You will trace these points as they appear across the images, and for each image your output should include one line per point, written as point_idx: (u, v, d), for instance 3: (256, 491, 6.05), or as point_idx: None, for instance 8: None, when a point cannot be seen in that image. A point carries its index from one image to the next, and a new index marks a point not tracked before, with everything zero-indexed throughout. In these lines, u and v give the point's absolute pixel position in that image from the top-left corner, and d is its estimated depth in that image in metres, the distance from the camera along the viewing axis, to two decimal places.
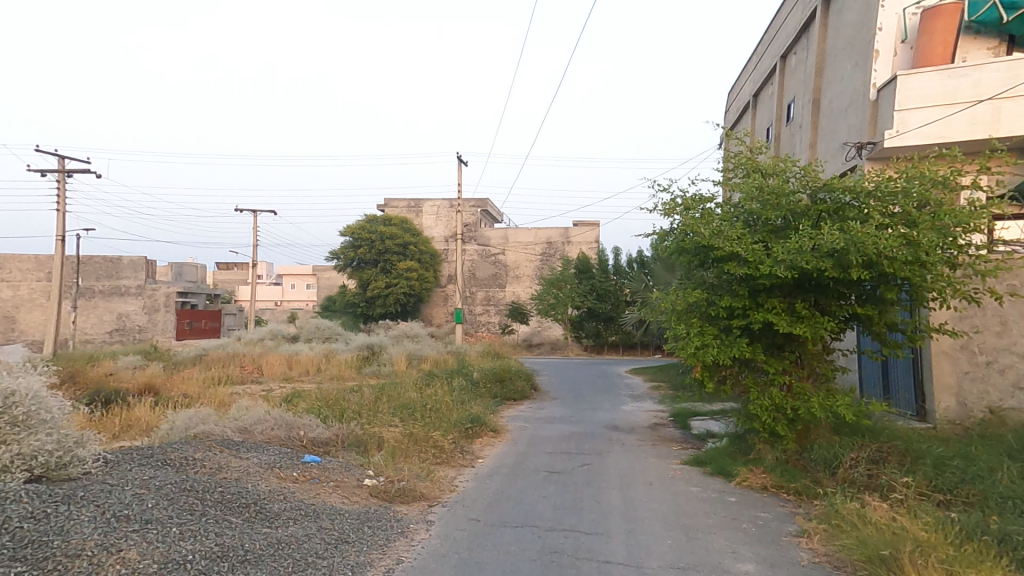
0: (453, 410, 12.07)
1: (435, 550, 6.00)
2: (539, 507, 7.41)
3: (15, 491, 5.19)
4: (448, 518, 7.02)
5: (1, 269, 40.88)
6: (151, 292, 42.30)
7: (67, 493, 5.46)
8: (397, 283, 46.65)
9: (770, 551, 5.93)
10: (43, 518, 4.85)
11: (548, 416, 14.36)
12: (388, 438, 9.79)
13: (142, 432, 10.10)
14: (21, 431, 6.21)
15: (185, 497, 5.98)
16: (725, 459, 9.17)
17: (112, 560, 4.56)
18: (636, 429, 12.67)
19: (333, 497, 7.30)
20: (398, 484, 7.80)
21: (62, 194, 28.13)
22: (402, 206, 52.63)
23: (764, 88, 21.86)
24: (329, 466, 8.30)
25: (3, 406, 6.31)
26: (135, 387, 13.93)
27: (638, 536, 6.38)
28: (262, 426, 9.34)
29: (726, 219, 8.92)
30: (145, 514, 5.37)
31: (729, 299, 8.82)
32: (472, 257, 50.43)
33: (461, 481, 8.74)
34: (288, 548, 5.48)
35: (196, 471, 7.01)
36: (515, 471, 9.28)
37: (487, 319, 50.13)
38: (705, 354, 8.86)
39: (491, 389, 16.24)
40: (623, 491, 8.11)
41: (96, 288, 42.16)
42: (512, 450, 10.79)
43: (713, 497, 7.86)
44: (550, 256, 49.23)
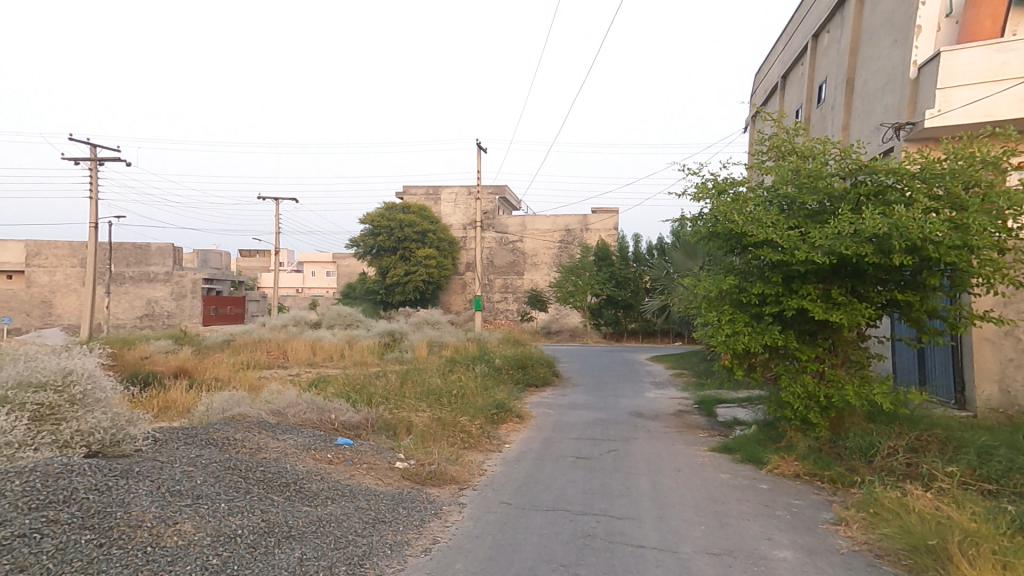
0: (478, 397, 12.20)
1: (470, 531, 6.11)
2: (569, 492, 7.48)
3: (79, 465, 5.40)
4: (480, 501, 7.13)
5: (37, 255, 41.94)
6: (178, 279, 43.35)
7: (124, 468, 5.67)
8: (416, 270, 46.86)
9: (808, 539, 5.91)
10: (105, 490, 5.04)
11: (571, 402, 14.46)
12: (417, 423, 9.95)
13: (180, 413, 10.40)
14: (79, 408, 6.53)
15: (230, 475, 6.18)
16: (754, 446, 9.14)
17: (170, 532, 4.76)
18: (660, 416, 12.68)
19: (368, 478, 7.47)
20: (430, 468, 7.95)
21: (95, 182, 28.69)
22: (421, 193, 53.24)
23: (793, 69, 21.42)
24: (362, 450, 8.46)
25: (62, 383, 6.64)
26: (169, 370, 14.32)
27: (671, 522, 6.41)
28: (295, 409, 9.56)
29: (759, 204, 8.83)
30: (196, 490, 5.56)
31: (761, 286, 8.74)
32: (491, 245, 50.49)
33: (490, 465, 8.88)
34: (329, 526, 5.63)
35: (238, 450, 7.24)
36: (543, 456, 9.36)
37: (506, 307, 50.18)
38: (736, 341, 8.81)
39: (513, 375, 16.37)
40: (653, 477, 8.14)
41: (126, 274, 43.10)
42: (538, 435, 10.88)
43: (744, 484, 7.84)
44: (569, 243, 49.14)
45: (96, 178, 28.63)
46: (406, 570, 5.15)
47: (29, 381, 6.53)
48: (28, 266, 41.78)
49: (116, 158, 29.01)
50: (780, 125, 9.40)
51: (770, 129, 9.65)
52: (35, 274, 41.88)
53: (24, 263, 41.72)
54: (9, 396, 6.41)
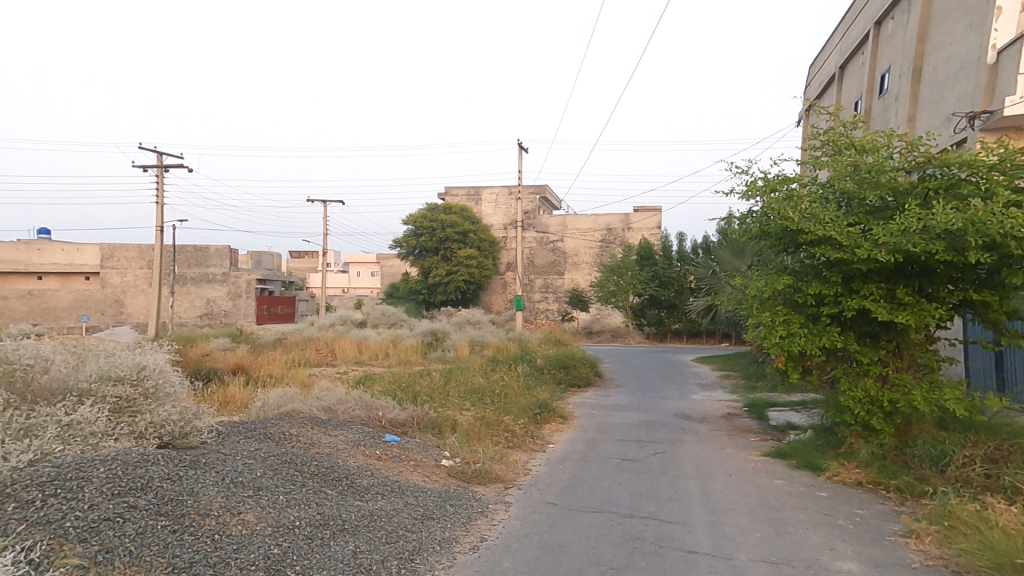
0: (521, 396, 12.22)
1: (517, 531, 6.12)
2: (616, 493, 7.39)
3: (153, 454, 5.74)
4: (526, 501, 7.14)
5: (110, 257, 44.76)
6: (234, 279, 45.39)
7: (192, 459, 5.97)
8: (458, 270, 47.36)
9: (874, 551, 5.63)
10: (177, 479, 5.33)
11: (615, 403, 14.29)
12: (461, 421, 10.06)
13: (238, 408, 10.88)
14: (152, 402, 6.98)
15: (287, 468, 6.42)
16: (811, 451, 8.79)
17: (235, 521, 4.99)
18: (708, 419, 12.37)
19: (415, 475, 7.59)
20: (475, 466, 8.02)
21: (161, 188, 30.33)
22: (462, 194, 53.88)
23: (852, 58, 20.50)
24: (408, 447, 8.61)
25: (137, 377, 7.08)
26: (227, 367, 14.99)
27: (723, 527, 6.23)
28: (344, 406, 9.82)
29: (815, 200, 8.49)
30: (257, 482, 5.81)
31: (818, 286, 8.40)
32: (531, 244, 50.53)
33: (535, 465, 8.86)
34: (380, 521, 5.76)
35: (293, 445, 7.51)
36: (587, 457, 9.29)
37: (546, 307, 50.05)
38: (791, 343, 8.49)
39: (556, 375, 16.32)
40: (703, 481, 7.95)
41: (189, 275, 45.30)
42: (582, 436, 10.80)
43: (801, 491, 7.54)
44: (610, 243, 48.64)
45: (162, 184, 30.17)
46: (456, 566, 5.21)
47: (108, 375, 6.97)
48: (103, 267, 44.64)
49: (180, 165, 30.57)
50: (836, 118, 9.01)
51: (825, 122, 9.27)
52: (108, 275, 44.59)
53: (99, 264, 44.56)
54: (90, 388, 6.80)
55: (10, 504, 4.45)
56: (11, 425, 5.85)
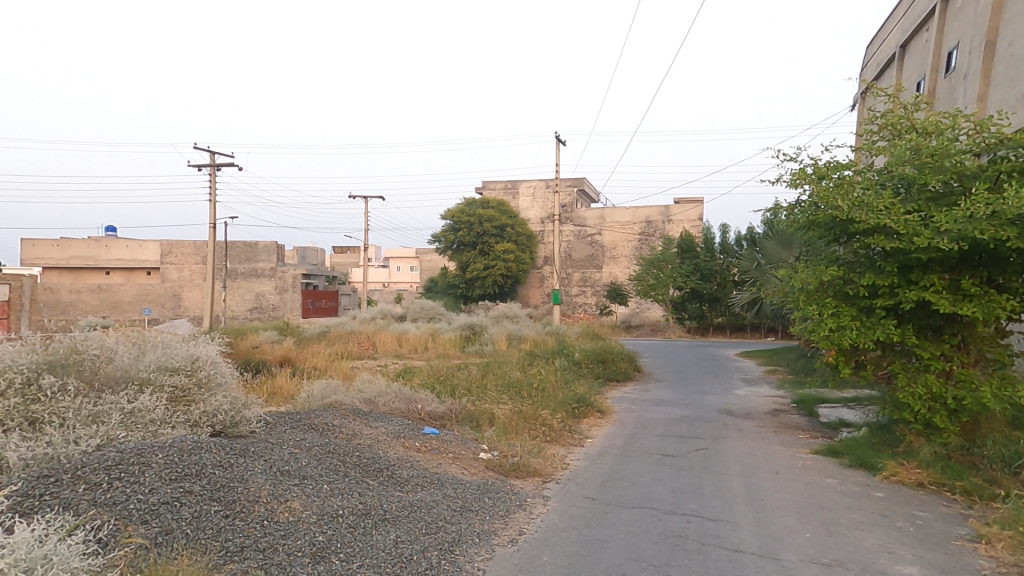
0: (559, 390, 12.15)
1: (555, 525, 6.08)
2: (657, 489, 7.25)
3: (206, 442, 5.97)
4: (564, 495, 7.08)
5: (168, 254, 47.08)
6: (281, 274, 47.00)
7: (242, 447, 6.19)
8: (495, 265, 47.52)
9: (939, 556, 5.32)
10: (228, 467, 5.52)
11: (655, 398, 14.05)
12: (499, 415, 10.10)
13: (285, 398, 11.25)
14: (205, 391, 7.29)
15: (331, 458, 6.58)
16: (866, 450, 8.39)
17: (282, 508, 5.14)
18: (753, 415, 12.00)
19: (453, 467, 7.65)
20: (513, 460, 8.02)
21: (213, 186, 31.63)
22: (499, 188, 54.06)
23: (915, 37, 19.37)
24: (447, 439, 8.68)
25: (191, 368, 7.39)
26: (275, 359, 15.53)
27: (771, 527, 6.01)
28: (384, 398, 9.99)
29: (869, 187, 8.07)
30: (302, 471, 5.97)
31: (871, 277, 7.98)
32: (569, 238, 50.25)
33: (573, 459, 8.79)
34: (420, 512, 5.82)
35: (336, 435, 7.69)
36: (627, 452, 9.15)
37: (584, 301, 49.64)
38: (842, 337, 8.09)
39: (594, 369, 16.18)
40: (748, 478, 7.71)
41: (239, 270, 47.14)
42: (621, 431, 10.65)
43: (855, 491, 7.20)
44: (650, 235, 47.79)
45: (214, 183, 31.51)
46: (495, 559, 5.21)
47: (164, 365, 7.28)
48: (162, 263, 47.00)
49: (231, 163, 31.83)
50: (895, 100, 8.52)
51: (882, 105, 8.79)
52: (167, 271, 46.90)
53: (159, 260, 46.94)
54: (149, 377, 7.13)
55: (78, 485, 4.71)
56: (79, 411, 6.20)
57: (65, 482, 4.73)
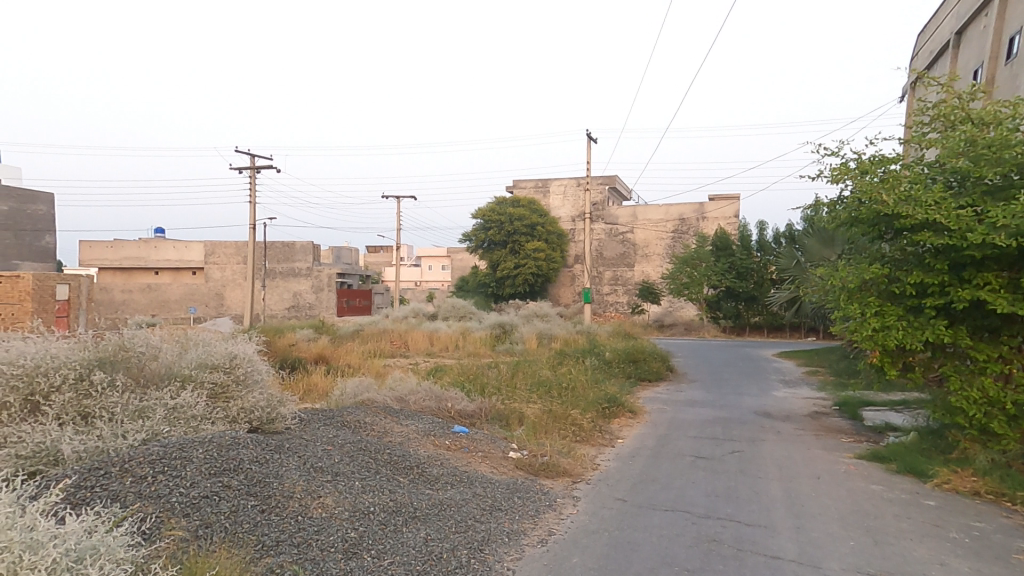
0: (590, 390, 12.05)
1: (586, 526, 6.02)
2: (690, 492, 7.11)
3: (244, 437, 6.15)
4: (594, 496, 7.01)
5: (210, 254, 48.76)
6: (317, 273, 48.13)
7: (278, 443, 6.35)
8: (525, 263, 47.49)
9: (995, 570, 5.04)
10: (264, 462, 5.68)
11: (688, 398, 13.79)
12: (528, 414, 10.09)
13: (319, 395, 11.51)
14: (242, 388, 7.53)
15: (362, 456, 6.68)
16: (915, 456, 8.05)
17: (315, 504, 5.25)
18: (792, 417, 11.64)
19: (483, 466, 7.68)
20: (543, 459, 7.99)
21: (253, 188, 32.58)
22: (530, 186, 54.03)
23: (972, 22, 18.39)
24: (477, 438, 8.71)
25: (230, 365, 7.63)
26: (310, 356, 15.91)
27: (811, 534, 5.81)
28: (415, 396, 10.10)
29: (917, 182, 7.72)
30: (334, 468, 6.08)
31: (919, 276, 7.63)
32: (600, 236, 49.85)
33: (603, 459, 8.70)
34: (450, 510, 5.85)
35: (368, 433, 7.81)
36: (659, 454, 9.01)
37: (616, 300, 49.11)
38: (887, 338, 7.75)
39: (625, 369, 15.98)
40: (786, 483, 7.47)
41: (277, 269, 48.45)
42: (653, 431, 10.49)
43: (903, 499, 6.90)
44: (683, 233, 46.95)
45: (254, 185, 32.47)
46: (525, 559, 5.20)
47: (205, 362, 7.55)
48: (206, 263, 48.73)
49: (269, 166, 32.75)
50: (947, 90, 8.13)
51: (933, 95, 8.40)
52: (210, 270, 48.66)
53: (203, 261, 48.69)
54: (190, 374, 7.39)
55: (125, 478, 4.92)
56: (126, 406, 6.48)
57: (114, 474, 4.94)
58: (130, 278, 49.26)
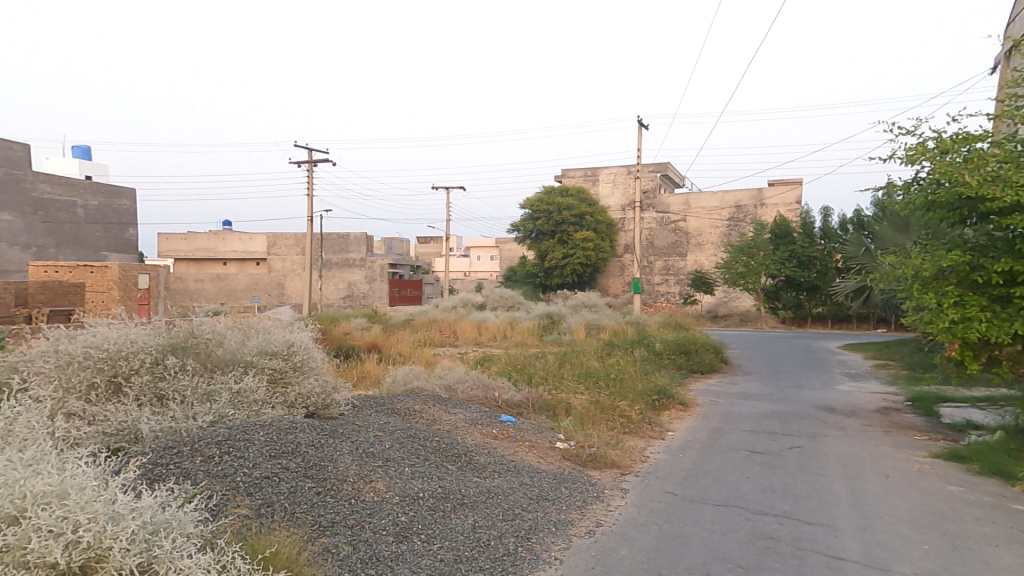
0: (639, 381, 11.86)
1: (635, 518, 5.93)
2: (744, 487, 6.88)
3: (301, 422, 6.42)
4: (643, 488, 6.90)
5: (271, 246, 51.09)
6: (370, 264, 49.56)
7: (332, 429, 6.59)
8: (574, 253, 47.10)
9: None
10: (320, 446, 5.91)
11: (743, 391, 13.33)
12: (575, 405, 10.05)
13: (372, 382, 11.88)
14: (300, 374, 7.86)
15: (412, 442, 6.84)
16: (1001, 457, 7.46)
17: (368, 488, 5.42)
18: (858, 412, 11.04)
19: (530, 456, 7.70)
20: (590, 451, 7.93)
21: (310, 181, 33.74)
22: (579, 175, 53.43)
23: None
24: (524, 428, 8.75)
25: (288, 352, 7.98)
26: (363, 345, 16.43)
27: (878, 535, 5.49)
28: (463, 385, 10.24)
29: (1006, 160, 7.11)
30: (385, 453, 6.26)
31: (1007, 262, 7.04)
32: (651, 225, 48.78)
33: (653, 452, 8.55)
34: (497, 498, 5.91)
35: (417, 420, 7.99)
36: (711, 447, 8.76)
37: (667, 290, 48.01)
38: (967, 329, 7.22)
39: (676, 361, 15.62)
40: (850, 481, 7.10)
41: (332, 260, 50.12)
42: (706, 425, 10.21)
43: (985, 502, 6.41)
44: (739, 221, 45.23)
45: (311, 178, 33.65)
46: (572, 549, 5.18)
47: (265, 349, 7.92)
48: (268, 254, 51.08)
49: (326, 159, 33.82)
50: None
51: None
52: (272, 261, 51.00)
53: (265, 252, 51.08)
54: (252, 360, 7.77)
55: (195, 457, 5.24)
56: (196, 390, 6.89)
57: (185, 453, 5.27)
58: (201, 268, 52.33)
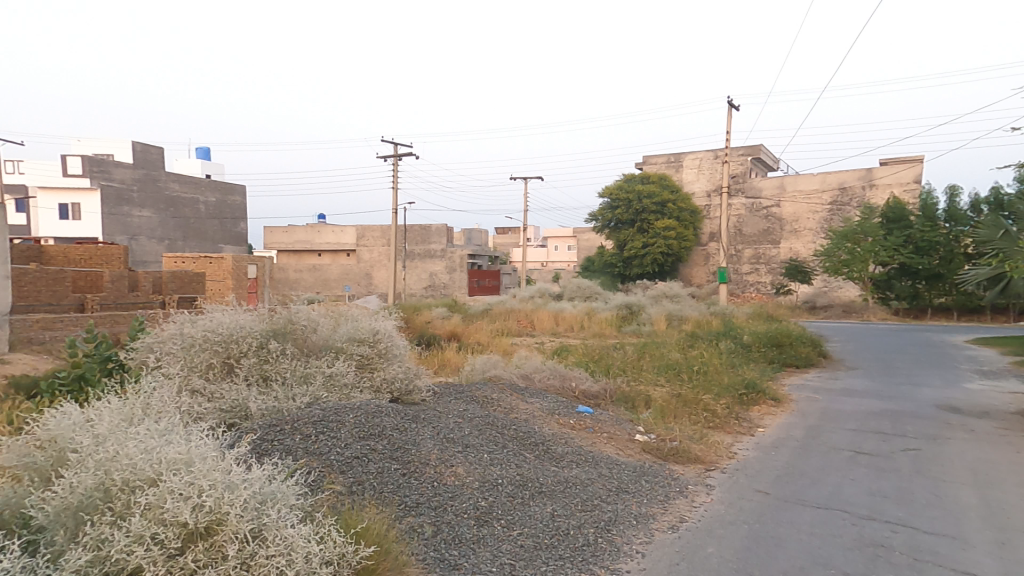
0: (724, 375, 11.36)
1: (722, 516, 5.71)
2: (843, 491, 6.40)
3: (386, 406, 6.75)
4: (730, 486, 6.62)
5: (360, 238, 53.91)
6: (451, 254, 51.02)
7: (415, 414, 6.88)
8: (655, 242, 45.73)
9: None
10: (404, 430, 6.19)
11: (844, 388, 12.38)
12: (655, 397, 9.83)
13: (452, 370, 12.27)
14: (384, 361, 8.27)
15: (490, 430, 6.99)
16: None
17: (449, 472, 5.62)
18: (988, 414, 9.90)
19: (608, 447, 7.62)
20: (672, 445, 7.72)
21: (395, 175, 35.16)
22: (661, 161, 51.67)
23: None
24: (601, 419, 8.67)
25: (374, 340, 8.42)
26: (443, 333, 16.97)
27: (1011, 551, 4.92)
28: (540, 374, 10.31)
29: None
30: (465, 439, 6.45)
31: None
32: (740, 212, 46.36)
33: (740, 448, 8.17)
34: (575, 488, 5.91)
35: (495, 408, 8.15)
36: (805, 447, 8.22)
37: (758, 279, 45.45)
38: None
39: (767, 354, 14.79)
40: (972, 491, 6.40)
41: (414, 251, 51.87)
42: (800, 422, 9.59)
43: None
44: (843, 205, 41.77)
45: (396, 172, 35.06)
46: (655, 544, 5.09)
47: (354, 336, 8.41)
48: (356, 246, 53.97)
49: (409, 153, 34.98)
50: None
51: None
52: (361, 252, 53.85)
53: (354, 244, 53.99)
54: (342, 346, 8.27)
55: (295, 435, 5.68)
56: (295, 373, 7.46)
57: (287, 431, 5.73)
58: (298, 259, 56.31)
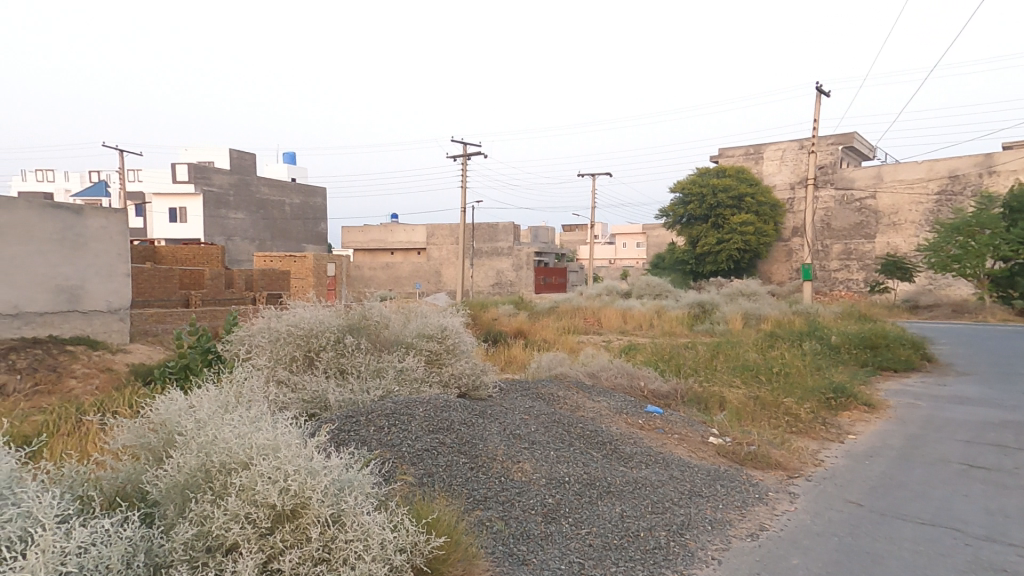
0: (808, 377, 10.68)
1: (807, 527, 5.37)
2: (947, 507, 5.83)
3: (453, 401, 6.89)
4: (816, 495, 6.21)
5: (431, 237, 55.48)
6: (518, 252, 51.44)
7: (482, 409, 6.98)
8: (730, 238, 43.71)
9: None
10: (471, 425, 6.30)
11: (950, 394, 11.29)
12: (731, 399, 9.41)
13: (518, 366, 12.35)
14: (451, 357, 8.44)
15: (557, 427, 6.96)
16: None
17: (515, 468, 5.65)
18: None
19: (680, 449, 7.37)
20: (750, 449, 7.36)
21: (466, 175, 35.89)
22: (739, 153, 49.36)
23: None
24: (672, 419, 8.41)
25: (441, 336, 8.62)
26: (511, 330, 17.09)
27: None
28: (606, 372, 10.15)
29: None
30: (531, 436, 6.46)
31: None
32: (827, 204, 43.56)
33: (827, 455, 7.65)
34: (645, 489, 5.77)
35: (561, 406, 8.11)
36: (900, 457, 7.56)
37: (848, 276, 42.48)
38: None
39: (859, 356, 13.75)
40: None
41: (482, 249, 52.70)
42: (895, 430, 8.84)
43: None
44: (951, 195, 38.05)
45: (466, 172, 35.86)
46: (732, 551, 4.87)
47: (423, 332, 8.64)
48: (427, 244, 55.56)
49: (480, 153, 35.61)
50: None
51: None
52: (431, 250, 55.41)
53: (426, 242, 55.62)
54: (412, 342, 8.53)
55: (369, 426, 5.93)
56: (368, 366, 7.78)
57: (362, 422, 5.99)
58: (373, 257, 58.81)
